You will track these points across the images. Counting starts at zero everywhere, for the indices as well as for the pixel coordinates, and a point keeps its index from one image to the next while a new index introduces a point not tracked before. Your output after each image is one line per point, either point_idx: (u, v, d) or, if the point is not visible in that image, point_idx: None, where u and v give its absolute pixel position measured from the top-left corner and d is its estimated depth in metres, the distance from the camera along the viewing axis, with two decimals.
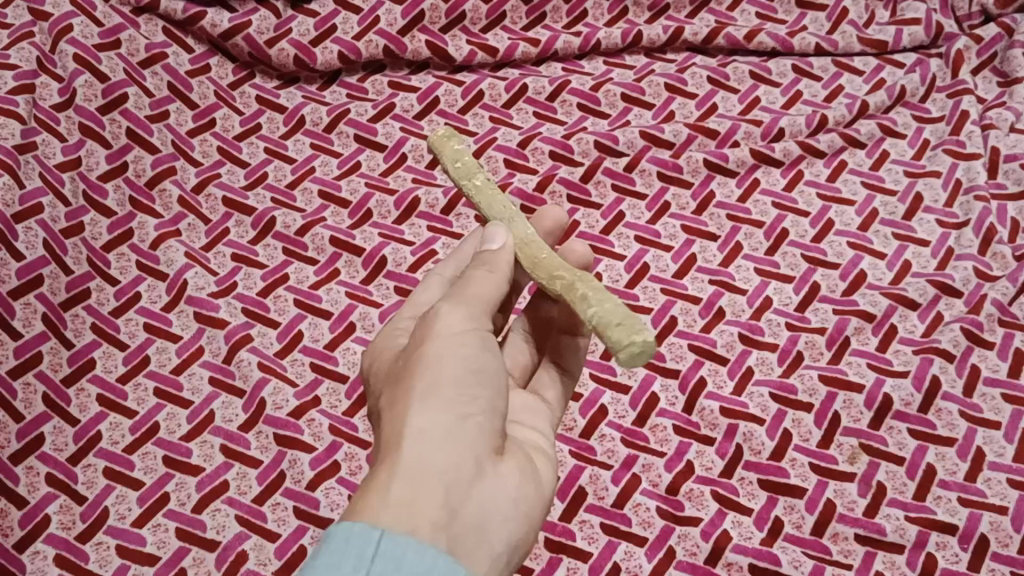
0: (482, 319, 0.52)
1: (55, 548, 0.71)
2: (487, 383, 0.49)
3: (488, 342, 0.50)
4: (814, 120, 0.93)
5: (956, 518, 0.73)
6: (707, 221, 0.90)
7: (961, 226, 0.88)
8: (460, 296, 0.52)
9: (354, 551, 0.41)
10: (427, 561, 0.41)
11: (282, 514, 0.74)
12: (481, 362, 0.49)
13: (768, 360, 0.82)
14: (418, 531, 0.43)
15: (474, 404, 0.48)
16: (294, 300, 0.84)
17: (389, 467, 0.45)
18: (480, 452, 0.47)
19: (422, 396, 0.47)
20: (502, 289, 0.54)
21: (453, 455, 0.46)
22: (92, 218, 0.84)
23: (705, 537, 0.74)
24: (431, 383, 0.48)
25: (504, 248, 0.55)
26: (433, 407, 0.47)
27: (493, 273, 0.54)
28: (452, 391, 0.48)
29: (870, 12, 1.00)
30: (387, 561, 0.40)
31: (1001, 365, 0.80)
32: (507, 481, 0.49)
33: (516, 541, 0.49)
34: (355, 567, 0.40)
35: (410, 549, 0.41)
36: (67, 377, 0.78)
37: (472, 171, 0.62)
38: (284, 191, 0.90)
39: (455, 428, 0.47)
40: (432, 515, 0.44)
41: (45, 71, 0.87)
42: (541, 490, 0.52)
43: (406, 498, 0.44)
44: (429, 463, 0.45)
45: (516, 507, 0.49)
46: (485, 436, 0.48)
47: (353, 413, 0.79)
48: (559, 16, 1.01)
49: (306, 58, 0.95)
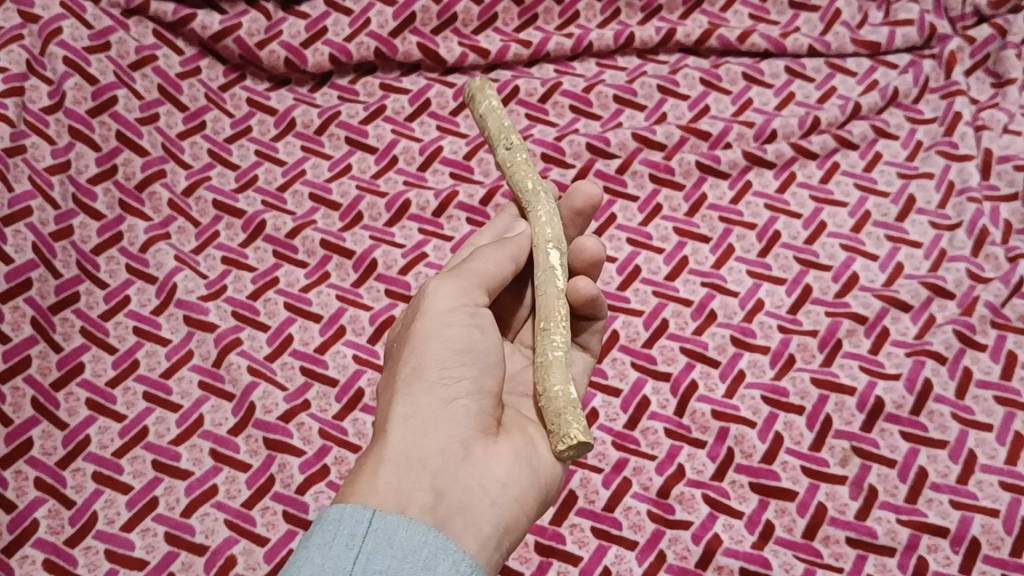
0: (471, 299, 0.55)
1: (43, 552, 0.70)
2: (474, 363, 0.52)
3: (477, 321, 0.54)
4: (807, 121, 0.93)
5: (948, 520, 0.73)
6: (698, 223, 0.89)
7: (954, 227, 0.87)
8: (451, 277, 0.55)
9: (347, 530, 0.44)
10: (418, 537, 0.44)
11: (271, 518, 0.74)
12: (468, 342, 0.52)
13: (760, 362, 0.82)
14: (409, 510, 0.46)
15: (459, 386, 0.51)
16: (284, 303, 0.84)
17: (379, 451, 0.49)
18: (468, 432, 0.51)
19: (408, 381, 0.51)
20: (501, 269, 0.57)
21: (439, 439, 0.49)
22: (81, 221, 0.84)
23: (696, 541, 0.74)
24: (417, 366, 0.51)
25: (521, 235, 0.61)
26: (419, 390, 0.51)
27: (491, 258, 0.58)
28: (438, 374, 0.51)
29: (863, 13, 1.00)
30: (378, 538, 0.44)
31: (994, 367, 0.79)
32: (500, 461, 0.51)
33: (513, 521, 0.51)
34: (348, 545, 0.43)
35: (400, 526, 0.44)
36: (56, 381, 0.77)
37: (499, 133, 0.64)
38: (274, 193, 0.90)
39: (440, 410, 0.50)
40: (422, 494, 0.47)
41: (34, 74, 0.87)
42: (541, 470, 0.54)
43: (394, 481, 0.47)
44: (416, 446, 0.49)
45: (511, 487, 0.51)
46: (472, 416, 0.51)
47: (344, 416, 0.79)
48: (551, 17, 1.00)
49: (297, 61, 0.95)
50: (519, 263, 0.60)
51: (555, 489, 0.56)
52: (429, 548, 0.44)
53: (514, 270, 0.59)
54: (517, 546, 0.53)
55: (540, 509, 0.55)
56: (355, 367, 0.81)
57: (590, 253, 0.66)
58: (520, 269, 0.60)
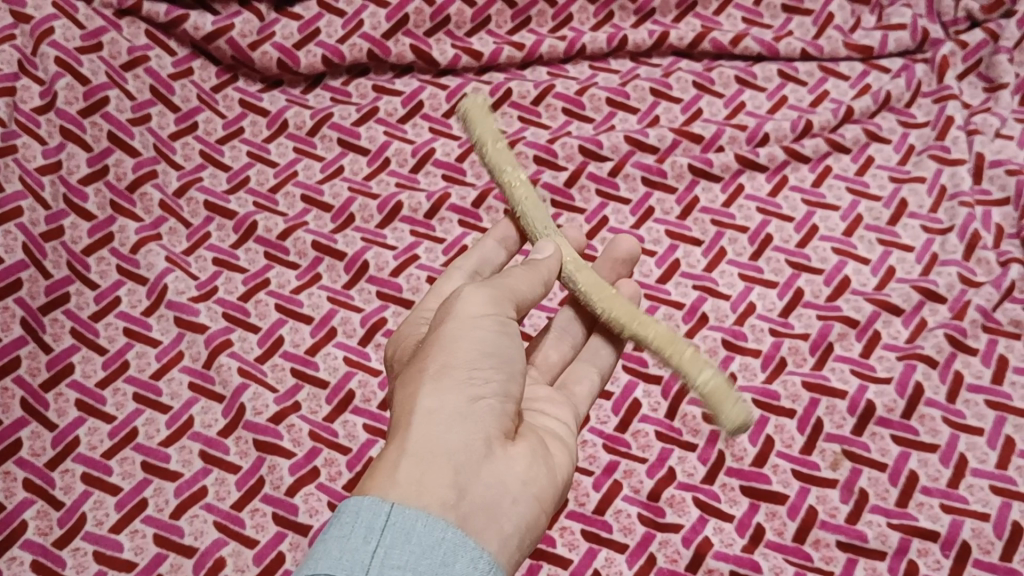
0: (503, 308, 0.54)
1: (31, 554, 0.70)
2: (500, 367, 0.51)
3: (505, 329, 0.53)
4: (799, 125, 0.93)
5: (938, 524, 0.73)
6: (691, 226, 0.90)
7: (946, 231, 0.87)
8: (483, 286, 0.55)
9: (364, 524, 0.42)
10: (436, 533, 0.42)
11: (261, 520, 0.74)
12: (497, 346, 0.52)
13: (751, 366, 0.82)
14: (430, 505, 0.44)
15: (484, 387, 0.50)
16: (274, 304, 0.84)
17: (399, 447, 0.47)
18: (490, 432, 0.49)
19: (435, 377, 0.49)
20: (531, 289, 0.58)
21: (462, 436, 0.47)
22: (72, 222, 0.84)
23: (686, 544, 0.74)
24: (445, 364, 0.50)
25: (551, 259, 0.62)
26: (445, 388, 0.49)
27: (523, 276, 0.58)
28: (465, 373, 0.49)
29: (856, 17, 1.00)
30: (397, 533, 0.42)
31: (985, 371, 0.79)
32: (518, 463, 0.50)
33: (531, 523, 0.49)
34: (366, 539, 0.42)
35: (419, 520, 0.42)
36: (45, 381, 0.77)
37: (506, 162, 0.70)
38: (266, 194, 0.90)
39: (466, 408, 0.48)
40: (445, 491, 0.45)
41: (25, 74, 0.87)
42: (555, 474, 0.53)
43: (415, 476, 0.45)
44: (440, 441, 0.46)
45: (530, 489, 0.50)
46: (494, 417, 0.50)
47: (334, 418, 0.79)
48: (545, 20, 1.00)
49: (289, 62, 0.95)
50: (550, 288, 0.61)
51: (566, 498, 0.55)
52: (447, 544, 0.42)
53: (543, 293, 0.60)
54: (535, 551, 0.50)
55: (553, 516, 0.53)
56: (346, 369, 0.81)
57: (624, 253, 0.73)
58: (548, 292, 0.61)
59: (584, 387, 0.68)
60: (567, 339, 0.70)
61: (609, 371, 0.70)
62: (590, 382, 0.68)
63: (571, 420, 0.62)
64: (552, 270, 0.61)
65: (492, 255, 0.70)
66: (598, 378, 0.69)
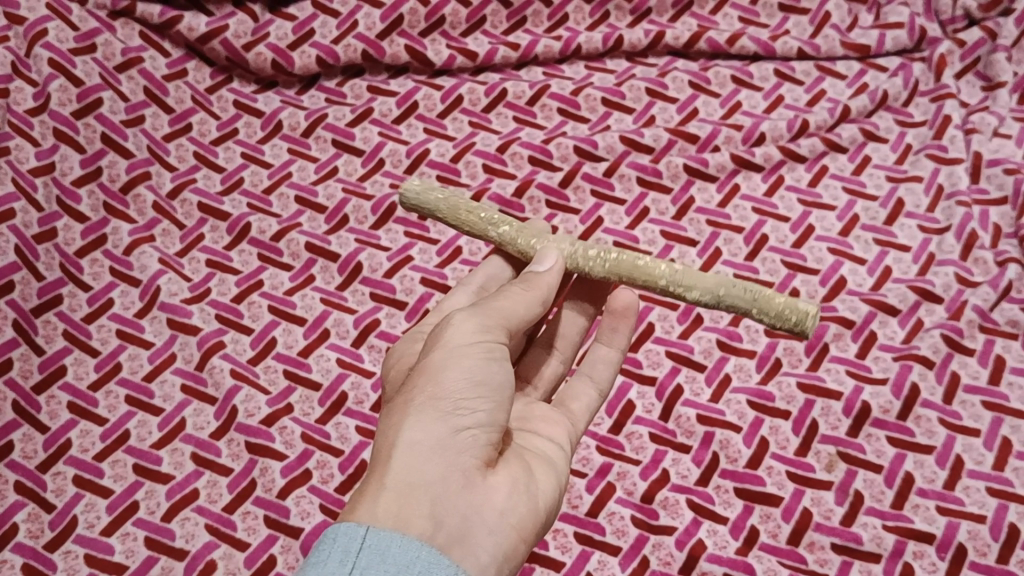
0: (497, 331, 0.52)
1: (22, 556, 0.70)
2: (489, 396, 0.49)
3: (494, 354, 0.51)
4: (795, 125, 0.92)
5: (933, 526, 0.72)
6: (686, 227, 0.89)
7: (943, 230, 0.87)
8: (477, 312, 0.52)
9: (341, 547, 0.43)
10: (410, 553, 0.43)
11: (252, 523, 0.73)
12: (487, 374, 0.50)
13: (746, 367, 0.81)
14: (406, 530, 0.44)
15: (470, 418, 0.48)
16: (268, 306, 0.83)
17: (379, 478, 0.46)
18: (472, 463, 0.48)
19: (419, 409, 0.47)
20: (528, 310, 0.55)
21: (443, 467, 0.46)
22: (65, 223, 0.83)
23: (679, 546, 0.73)
24: (432, 395, 0.48)
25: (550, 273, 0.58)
26: (431, 419, 0.47)
27: (518, 297, 0.55)
28: (452, 405, 0.48)
29: (853, 15, 0.99)
30: (372, 554, 0.42)
31: (981, 372, 0.79)
32: (499, 491, 0.49)
33: (510, 551, 0.49)
34: (342, 561, 0.42)
35: (394, 543, 0.43)
36: (37, 384, 0.77)
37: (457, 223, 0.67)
38: (260, 196, 0.90)
39: (449, 440, 0.47)
40: (420, 520, 0.44)
41: (19, 75, 0.86)
42: (538, 500, 0.52)
43: (393, 504, 0.45)
44: (418, 472, 0.46)
45: (509, 520, 0.49)
46: (478, 448, 0.48)
47: (326, 420, 0.78)
48: (540, 20, 1.00)
49: (283, 63, 0.95)
50: (552, 305, 0.58)
51: (552, 522, 0.54)
52: (420, 564, 0.43)
53: (543, 310, 0.57)
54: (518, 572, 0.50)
55: (538, 537, 0.52)
56: (339, 371, 0.81)
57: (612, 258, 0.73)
58: (547, 301, 0.57)
59: (582, 403, 0.67)
60: (561, 356, 0.71)
61: (605, 388, 0.70)
62: (586, 400, 0.68)
63: (565, 440, 0.61)
64: (551, 287, 0.58)
65: (503, 270, 0.70)
66: (595, 398, 0.69)
